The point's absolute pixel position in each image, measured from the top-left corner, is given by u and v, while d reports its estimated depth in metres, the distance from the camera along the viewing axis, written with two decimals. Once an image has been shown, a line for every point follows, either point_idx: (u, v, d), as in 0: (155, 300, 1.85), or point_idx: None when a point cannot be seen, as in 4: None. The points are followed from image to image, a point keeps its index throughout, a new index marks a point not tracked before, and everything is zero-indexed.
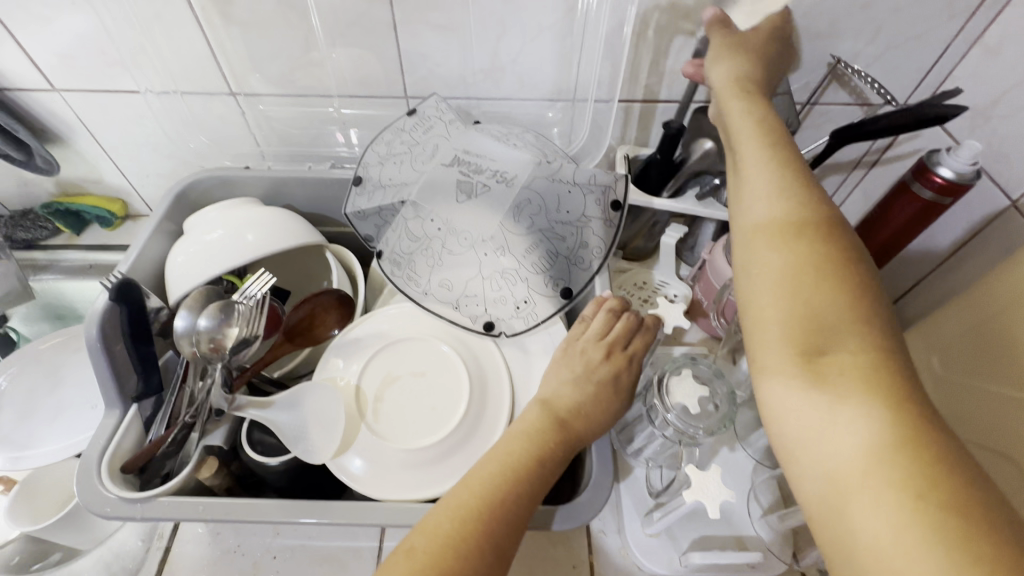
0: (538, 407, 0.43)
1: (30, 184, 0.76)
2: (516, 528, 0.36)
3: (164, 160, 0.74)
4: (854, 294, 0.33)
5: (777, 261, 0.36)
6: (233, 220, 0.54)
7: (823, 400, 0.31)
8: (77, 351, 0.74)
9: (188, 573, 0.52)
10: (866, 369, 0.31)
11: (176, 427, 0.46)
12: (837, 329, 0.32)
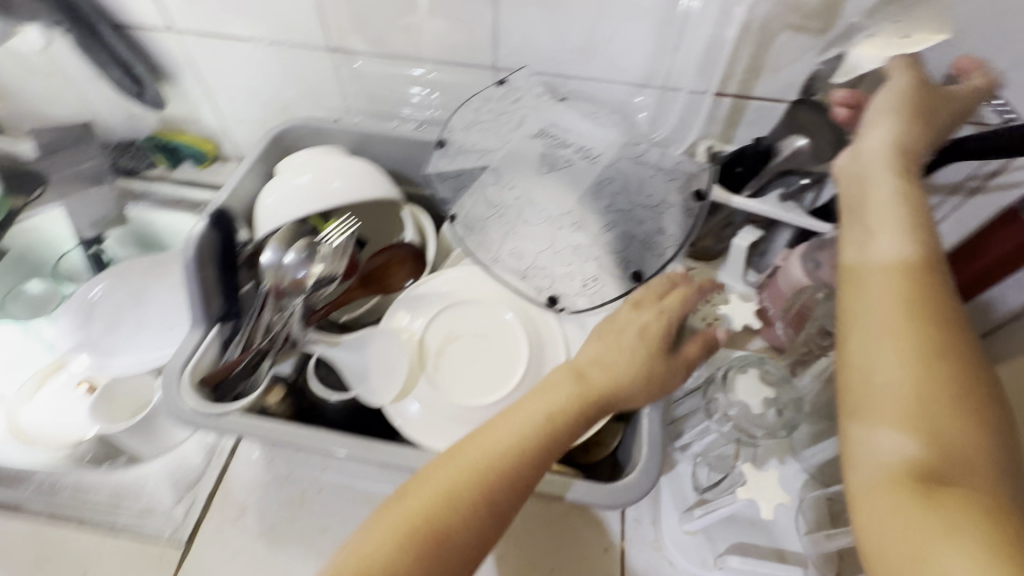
0: (570, 373, 0.42)
1: (137, 118, 0.82)
2: (522, 492, 0.38)
3: (258, 108, 0.78)
4: (938, 343, 0.37)
5: (881, 299, 0.40)
6: (321, 167, 0.57)
7: (891, 424, 0.35)
8: (159, 277, 0.79)
9: (242, 491, 0.56)
10: (936, 406, 0.35)
11: (252, 352, 0.49)
12: (916, 369, 0.36)
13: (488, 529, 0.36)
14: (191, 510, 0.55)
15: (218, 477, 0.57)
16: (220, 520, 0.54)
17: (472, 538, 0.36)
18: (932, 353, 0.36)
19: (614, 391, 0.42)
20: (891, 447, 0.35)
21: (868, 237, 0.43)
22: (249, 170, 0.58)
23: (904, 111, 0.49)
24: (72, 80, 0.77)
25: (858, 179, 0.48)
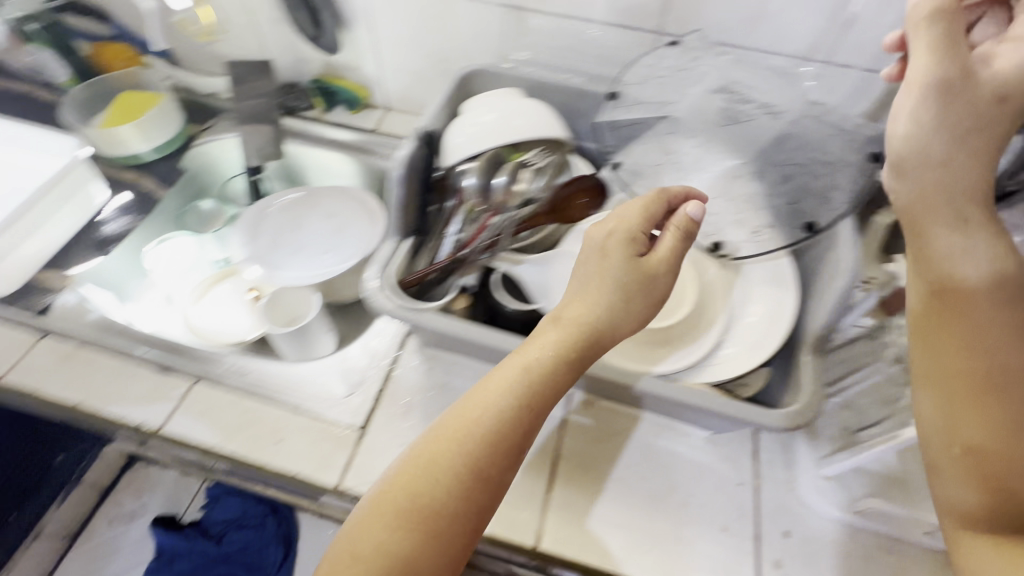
0: (553, 335, 0.46)
1: (303, 62, 0.91)
2: (507, 459, 0.43)
3: (416, 59, 0.85)
4: (991, 388, 0.38)
5: (929, 351, 0.41)
6: (505, 108, 0.61)
7: (967, 480, 0.38)
8: (314, 206, 0.87)
9: (407, 392, 0.62)
10: (995, 455, 0.37)
11: (449, 260, 0.55)
12: (969, 417, 0.38)
13: (473, 493, 0.42)
14: (363, 401, 0.62)
15: (384, 377, 0.64)
16: (389, 413, 0.60)
17: (473, 508, 0.41)
18: (989, 400, 0.38)
19: (592, 341, 0.46)
20: (974, 503, 0.38)
21: (926, 270, 0.41)
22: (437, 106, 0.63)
23: (959, 102, 0.38)
24: (256, 22, 0.86)
25: (916, 206, 0.41)
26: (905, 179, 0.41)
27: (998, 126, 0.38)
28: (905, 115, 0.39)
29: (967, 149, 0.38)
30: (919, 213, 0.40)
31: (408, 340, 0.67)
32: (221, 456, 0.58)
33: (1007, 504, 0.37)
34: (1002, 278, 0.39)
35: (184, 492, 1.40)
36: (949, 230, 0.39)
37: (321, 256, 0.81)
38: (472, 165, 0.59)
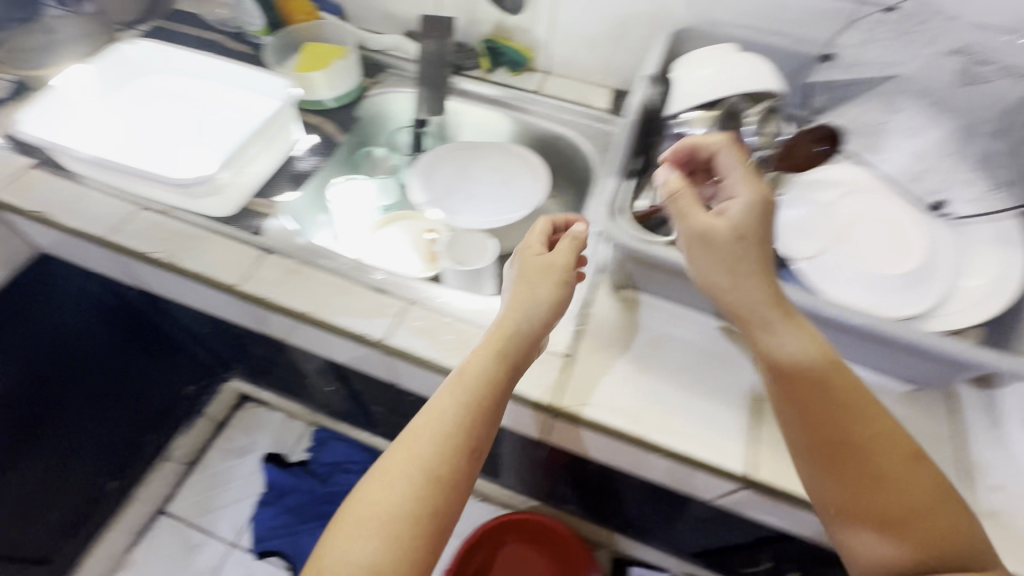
0: (497, 362, 0.51)
1: (474, 22, 0.95)
2: (462, 460, 0.46)
3: (592, 21, 0.87)
4: (877, 454, 0.46)
5: (789, 410, 0.48)
6: (721, 64, 0.63)
7: (884, 535, 0.43)
8: (480, 158, 0.92)
9: (605, 327, 0.66)
10: (895, 507, 0.44)
11: (674, 200, 0.58)
12: (877, 479, 0.45)
13: (431, 493, 0.44)
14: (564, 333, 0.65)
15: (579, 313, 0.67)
16: (591, 345, 0.64)
17: (440, 517, 0.44)
18: (848, 461, 0.46)
19: (519, 356, 0.53)
20: (896, 561, 0.43)
21: (756, 342, 0.50)
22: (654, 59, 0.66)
23: (693, 215, 0.50)
24: None
25: (745, 314, 0.49)
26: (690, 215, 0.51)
27: (754, 252, 0.48)
28: (677, 217, 0.52)
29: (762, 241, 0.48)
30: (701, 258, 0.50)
31: (598, 283, 0.71)
32: (440, 368, 0.63)
33: (921, 550, 0.42)
34: (817, 342, 0.48)
35: (292, 433, 1.49)
36: (781, 330, 0.48)
37: (492, 207, 0.86)
38: (699, 113, 0.61)
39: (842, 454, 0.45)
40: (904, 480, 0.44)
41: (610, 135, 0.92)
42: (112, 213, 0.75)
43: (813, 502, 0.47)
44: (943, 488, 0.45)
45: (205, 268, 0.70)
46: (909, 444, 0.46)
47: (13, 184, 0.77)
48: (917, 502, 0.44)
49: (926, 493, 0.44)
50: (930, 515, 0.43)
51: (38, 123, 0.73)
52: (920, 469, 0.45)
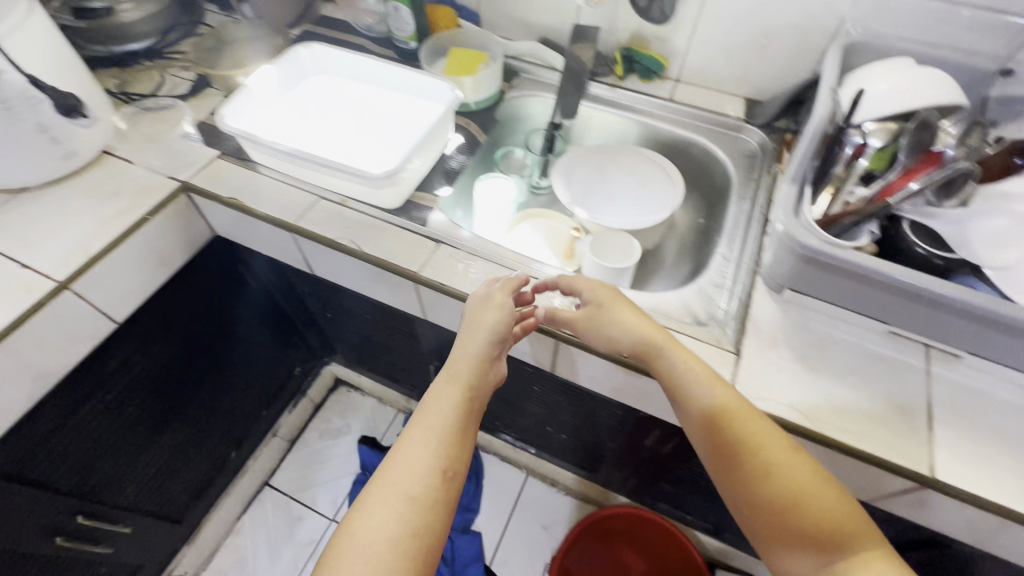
0: (456, 389, 0.63)
1: (612, 31, 1.00)
2: (436, 480, 0.56)
3: (734, 33, 0.91)
4: (720, 444, 0.59)
5: (708, 444, 0.60)
6: (899, 78, 0.65)
7: (802, 550, 0.54)
8: (616, 161, 0.96)
9: (769, 327, 0.69)
10: (801, 521, 0.54)
11: (873, 209, 0.60)
12: (734, 473, 0.58)
13: (421, 513, 0.54)
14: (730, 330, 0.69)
15: (741, 312, 0.70)
16: (758, 343, 0.67)
17: (425, 534, 0.53)
18: (750, 465, 0.57)
19: (473, 379, 0.64)
20: (812, 566, 0.53)
21: (674, 384, 0.62)
22: (836, 71, 0.68)
23: (585, 328, 0.68)
24: None
25: (651, 352, 0.64)
26: (620, 307, 0.68)
27: (608, 312, 0.68)
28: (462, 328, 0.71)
29: (618, 297, 0.69)
30: (629, 328, 0.66)
31: (755, 285, 0.73)
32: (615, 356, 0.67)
33: (831, 562, 0.52)
34: (721, 391, 0.60)
35: (383, 418, 1.56)
36: (669, 352, 0.63)
37: (633, 205, 0.90)
38: (883, 124, 0.64)
39: (760, 470, 0.56)
40: (783, 476, 0.55)
41: (745, 143, 0.94)
42: (295, 201, 0.82)
43: (745, 531, 0.59)
44: (834, 489, 0.56)
45: (386, 255, 0.76)
46: (788, 442, 0.58)
47: (206, 172, 0.85)
48: (803, 493, 0.55)
49: (804, 484, 0.55)
50: (818, 510, 0.54)
51: (236, 119, 0.80)
52: (801, 461, 0.57)
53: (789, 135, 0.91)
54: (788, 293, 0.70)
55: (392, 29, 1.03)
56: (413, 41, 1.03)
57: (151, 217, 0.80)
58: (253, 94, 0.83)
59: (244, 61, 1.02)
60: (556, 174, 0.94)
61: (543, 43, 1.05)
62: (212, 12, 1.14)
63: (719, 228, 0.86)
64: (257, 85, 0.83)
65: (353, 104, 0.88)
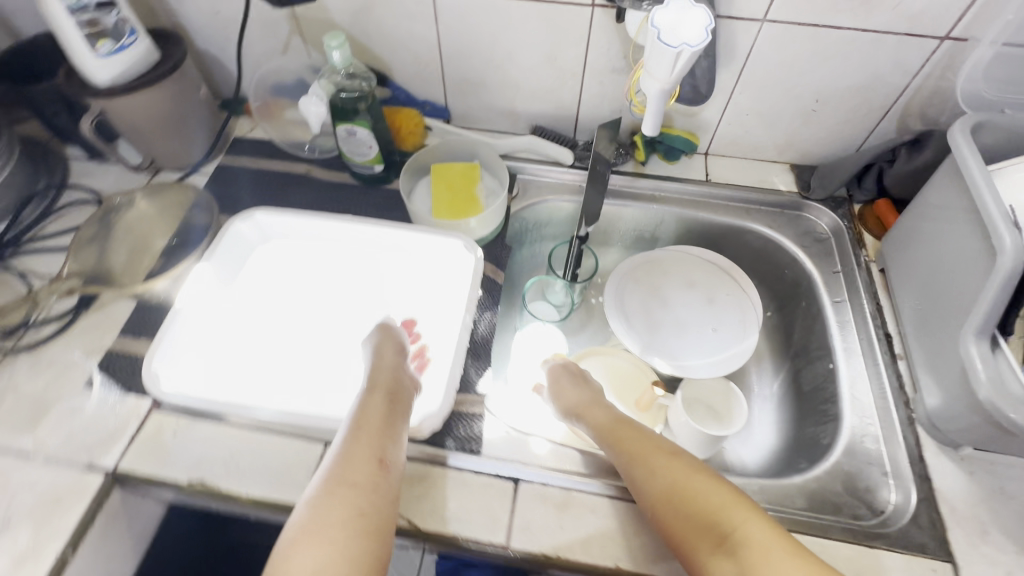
0: (377, 393, 0.55)
1: (625, 111, 0.81)
2: (372, 469, 0.49)
3: (780, 100, 0.75)
4: (625, 438, 0.57)
5: (610, 441, 0.57)
6: None
7: (706, 493, 0.49)
8: (667, 275, 0.79)
9: (966, 505, 0.54)
10: (698, 480, 0.50)
11: None
12: (636, 457, 0.54)
13: (353, 504, 0.46)
14: (928, 521, 0.54)
15: (925, 488, 0.56)
16: (965, 533, 0.53)
17: (372, 509, 0.46)
18: (637, 459, 0.54)
19: (392, 381, 0.57)
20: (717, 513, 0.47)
21: (583, 417, 0.62)
22: (987, 175, 0.54)
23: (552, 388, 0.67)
24: (585, 73, 0.77)
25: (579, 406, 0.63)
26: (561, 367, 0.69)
27: (569, 375, 0.67)
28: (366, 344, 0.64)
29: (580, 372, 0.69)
30: (561, 375, 0.67)
31: (920, 439, 0.59)
32: None
33: (732, 508, 0.47)
34: (603, 419, 0.60)
35: None
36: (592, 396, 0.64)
37: (712, 336, 0.73)
38: None
39: (643, 472, 0.53)
40: (659, 474, 0.51)
41: (811, 224, 0.79)
42: (291, 460, 0.57)
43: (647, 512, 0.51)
44: (713, 475, 0.51)
45: (450, 523, 0.54)
46: (664, 446, 0.55)
47: (141, 442, 0.58)
48: (683, 482, 0.50)
49: (684, 476, 0.51)
50: (704, 493, 0.49)
51: (177, 376, 0.57)
52: (682, 460, 0.53)
53: (859, 208, 0.78)
54: (970, 451, 0.56)
55: (345, 152, 0.78)
56: (379, 164, 0.79)
57: (75, 548, 0.53)
58: (189, 325, 0.59)
59: (149, 238, 0.73)
60: (607, 305, 0.76)
61: (538, 132, 0.85)
62: (79, 162, 0.83)
63: (823, 344, 0.71)
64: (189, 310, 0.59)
65: (327, 285, 0.69)
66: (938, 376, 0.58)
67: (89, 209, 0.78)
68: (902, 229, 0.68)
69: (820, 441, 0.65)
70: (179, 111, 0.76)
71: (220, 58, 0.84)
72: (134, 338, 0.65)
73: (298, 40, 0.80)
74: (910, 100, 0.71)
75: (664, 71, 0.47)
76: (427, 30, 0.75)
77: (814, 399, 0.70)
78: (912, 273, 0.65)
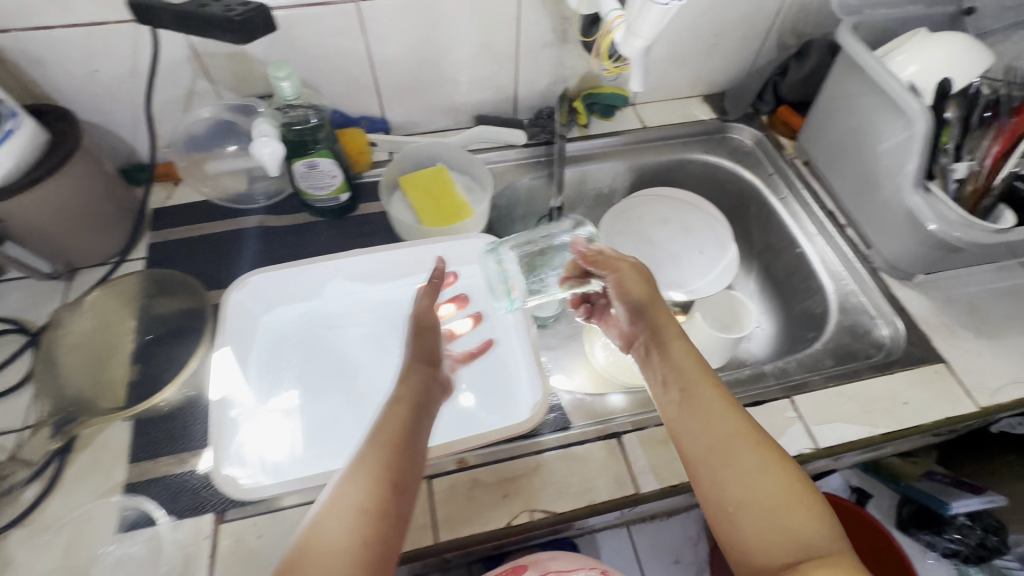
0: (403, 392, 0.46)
1: (559, 81, 0.85)
2: (386, 491, 0.40)
3: (688, 41, 0.84)
4: (736, 414, 0.47)
5: (711, 414, 0.47)
6: (930, 54, 0.67)
7: (802, 514, 0.41)
8: (643, 219, 0.86)
9: (932, 317, 0.70)
10: (802, 499, 0.42)
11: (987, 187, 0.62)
12: (730, 445, 0.45)
13: (359, 524, 0.38)
14: (917, 339, 0.68)
15: (905, 316, 0.70)
16: (943, 338, 0.68)
17: (388, 531, 0.39)
18: (733, 458, 0.45)
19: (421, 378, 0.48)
20: (810, 541, 0.40)
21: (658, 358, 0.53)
22: (880, 61, 0.67)
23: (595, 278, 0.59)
24: (518, 53, 0.79)
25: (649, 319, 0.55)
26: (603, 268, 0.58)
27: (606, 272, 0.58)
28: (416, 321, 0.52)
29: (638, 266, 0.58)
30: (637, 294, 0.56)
31: (884, 280, 0.74)
32: (878, 437, 0.61)
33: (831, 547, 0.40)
34: (689, 376, 0.50)
35: None
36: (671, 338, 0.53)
37: (703, 257, 0.83)
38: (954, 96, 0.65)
39: (720, 466, 0.45)
40: (748, 479, 0.44)
41: (736, 141, 0.91)
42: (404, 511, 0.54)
43: (722, 505, 0.44)
44: (821, 507, 0.42)
45: (583, 495, 0.56)
46: (769, 443, 0.45)
47: (223, 558, 0.51)
48: (773, 492, 0.43)
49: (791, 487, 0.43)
50: (792, 521, 0.41)
51: (249, 470, 0.52)
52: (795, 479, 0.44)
53: (766, 118, 0.92)
54: (921, 276, 0.72)
55: (303, 189, 0.72)
56: (345, 192, 0.73)
57: None
58: (250, 422, 0.55)
59: (110, 344, 0.62)
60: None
61: (484, 121, 0.86)
62: None
63: (784, 235, 0.83)
64: (244, 408, 0.55)
65: (340, 330, 0.65)
66: (882, 229, 0.72)
67: (12, 340, 0.64)
68: (811, 125, 0.82)
69: (814, 311, 0.77)
70: (91, 193, 0.65)
71: (108, 124, 0.72)
72: (153, 459, 0.56)
73: (206, 83, 0.71)
74: (785, 22, 0.85)
75: (648, 26, 0.52)
76: (354, 42, 0.72)
77: (791, 281, 0.83)
78: (835, 158, 0.79)
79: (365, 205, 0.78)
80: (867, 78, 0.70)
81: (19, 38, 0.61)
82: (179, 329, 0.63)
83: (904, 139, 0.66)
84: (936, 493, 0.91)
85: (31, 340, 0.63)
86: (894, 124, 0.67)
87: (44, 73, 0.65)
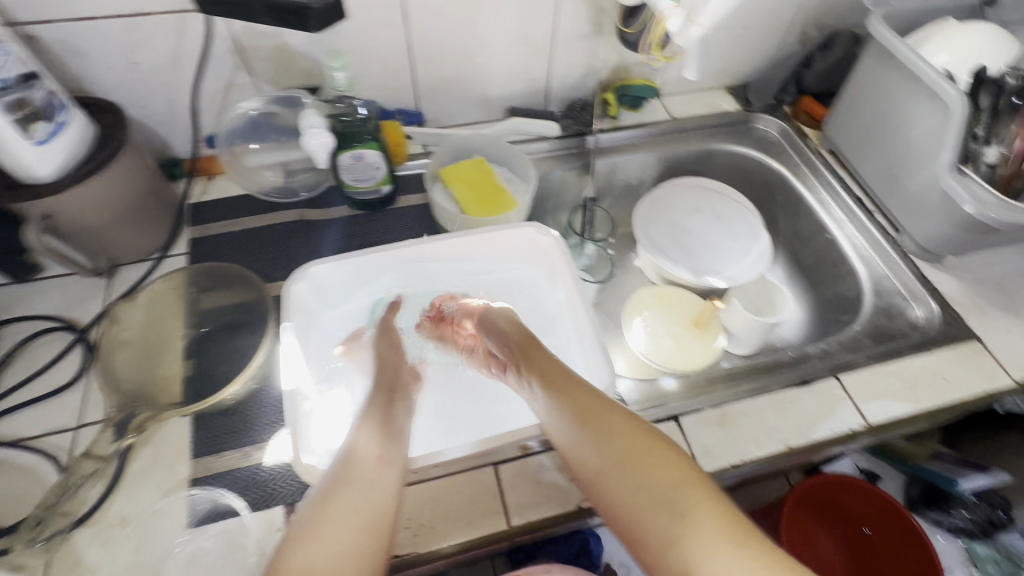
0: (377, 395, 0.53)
1: (591, 73, 0.86)
2: (374, 467, 0.45)
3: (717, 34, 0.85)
4: (625, 415, 0.48)
5: (603, 417, 0.48)
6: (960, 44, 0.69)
7: (690, 489, 0.42)
8: (675, 209, 0.88)
9: (964, 298, 0.72)
10: (686, 474, 0.43)
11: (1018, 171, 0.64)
12: (615, 440, 0.46)
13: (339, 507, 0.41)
14: (951, 319, 0.70)
15: (938, 297, 0.72)
16: (975, 318, 0.70)
17: (374, 507, 0.42)
18: (619, 451, 0.45)
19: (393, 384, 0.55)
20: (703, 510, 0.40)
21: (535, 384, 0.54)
22: (914, 51, 0.69)
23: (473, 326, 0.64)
24: (554, 45, 0.80)
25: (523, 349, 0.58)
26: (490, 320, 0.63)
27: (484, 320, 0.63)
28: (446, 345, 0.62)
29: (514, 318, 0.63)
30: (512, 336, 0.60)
31: (916, 264, 0.76)
32: (924, 413, 0.63)
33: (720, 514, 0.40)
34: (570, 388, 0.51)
35: None
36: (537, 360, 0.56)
37: (737, 245, 0.85)
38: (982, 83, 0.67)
39: (608, 472, 0.45)
40: (629, 473, 0.44)
41: (761, 132, 0.93)
42: (474, 498, 0.54)
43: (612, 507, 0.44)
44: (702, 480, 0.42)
45: None
46: (646, 431, 0.46)
47: None
48: (652, 475, 0.43)
49: (626, 448, 0.45)
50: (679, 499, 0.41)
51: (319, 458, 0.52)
52: (665, 445, 0.45)
53: (789, 108, 0.94)
54: (951, 258, 0.74)
55: (346, 182, 0.72)
56: (387, 184, 0.73)
57: None
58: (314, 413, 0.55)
59: (165, 339, 0.62)
60: (641, 250, 0.85)
61: (516, 113, 0.86)
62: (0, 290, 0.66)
63: (812, 222, 0.85)
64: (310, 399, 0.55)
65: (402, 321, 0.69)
66: (914, 212, 0.75)
67: (58, 337, 0.63)
68: (838, 115, 0.84)
69: (846, 295, 0.80)
70: (137, 189, 0.64)
71: (145, 118, 0.71)
72: (216, 453, 0.55)
73: (246, 75, 0.71)
74: (811, 14, 0.87)
75: (708, 14, 0.54)
76: (396, 34, 0.72)
77: (821, 267, 0.85)
78: (862, 146, 0.81)
79: (404, 197, 0.78)
80: (898, 67, 0.72)
81: (61, 29, 0.60)
82: (237, 323, 0.65)
83: (938, 125, 0.68)
84: (946, 473, 0.88)
85: (78, 337, 0.62)
86: (925, 111, 0.70)
87: (85, 66, 0.64)
